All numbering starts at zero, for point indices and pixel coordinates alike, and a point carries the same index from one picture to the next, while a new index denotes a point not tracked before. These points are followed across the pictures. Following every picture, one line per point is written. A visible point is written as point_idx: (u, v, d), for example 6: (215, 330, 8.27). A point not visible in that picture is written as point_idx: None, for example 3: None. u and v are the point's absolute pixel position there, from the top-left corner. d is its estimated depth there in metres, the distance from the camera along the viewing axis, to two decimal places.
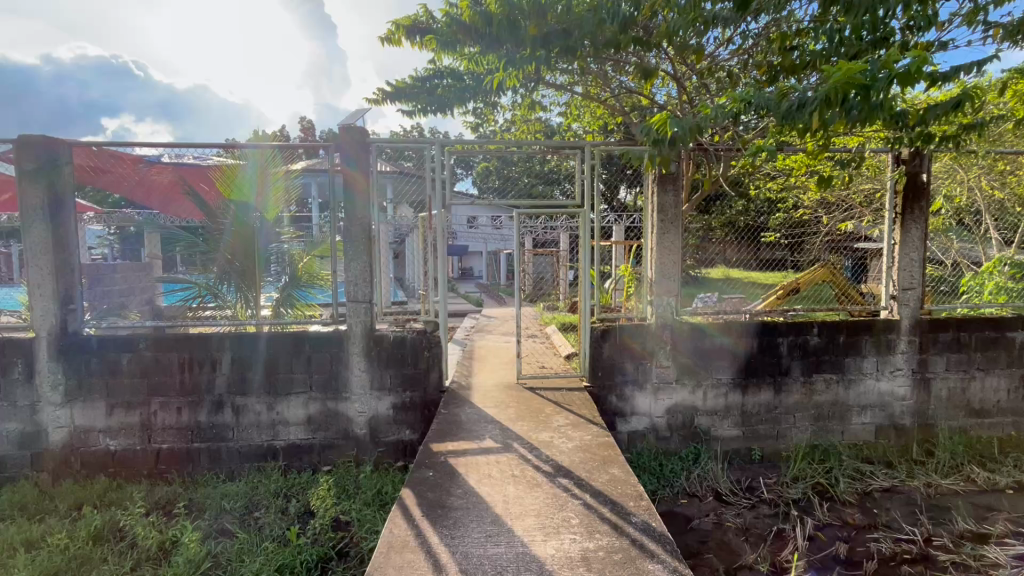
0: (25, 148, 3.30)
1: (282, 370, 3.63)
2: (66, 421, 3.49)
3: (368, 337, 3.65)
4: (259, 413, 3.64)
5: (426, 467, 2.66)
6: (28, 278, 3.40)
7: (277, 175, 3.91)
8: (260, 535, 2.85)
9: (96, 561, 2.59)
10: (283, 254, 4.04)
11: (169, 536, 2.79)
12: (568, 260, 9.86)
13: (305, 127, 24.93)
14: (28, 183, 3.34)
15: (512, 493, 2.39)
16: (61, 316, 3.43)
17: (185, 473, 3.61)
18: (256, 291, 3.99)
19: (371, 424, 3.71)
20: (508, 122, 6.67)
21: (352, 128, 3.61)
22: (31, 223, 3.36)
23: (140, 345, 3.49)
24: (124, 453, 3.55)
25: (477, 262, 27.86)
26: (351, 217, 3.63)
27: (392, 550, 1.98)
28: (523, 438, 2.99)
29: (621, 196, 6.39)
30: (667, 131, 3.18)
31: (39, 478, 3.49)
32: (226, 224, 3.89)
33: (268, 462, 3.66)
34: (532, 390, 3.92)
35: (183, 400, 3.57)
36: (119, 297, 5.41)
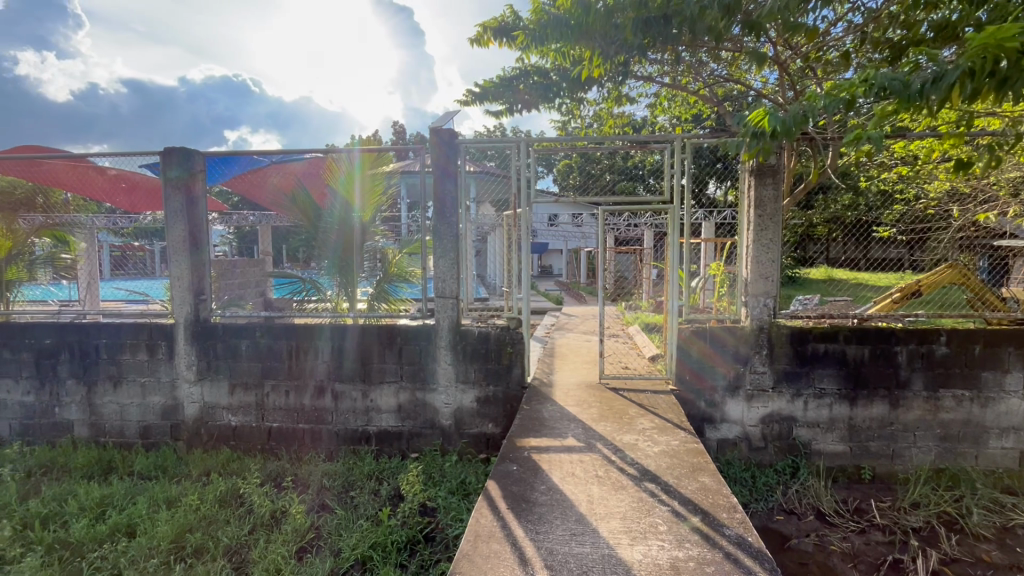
0: (169, 158, 3.80)
1: (375, 361, 3.87)
2: (197, 398, 3.97)
3: (454, 331, 3.78)
4: (355, 400, 3.91)
5: (510, 461, 2.71)
6: (170, 272, 3.91)
7: (372, 177, 4.18)
8: (356, 513, 3.05)
9: (220, 522, 2.92)
10: (377, 252, 4.32)
11: (278, 506, 3.09)
12: (652, 259, 9.58)
13: (397, 131, 26.35)
14: (172, 189, 3.84)
15: (597, 494, 2.37)
16: (195, 306, 3.91)
17: (291, 450, 3.96)
18: (352, 286, 4.27)
19: (456, 416, 3.84)
20: (593, 118, 6.61)
21: (441, 131, 3.76)
22: (172, 223, 3.86)
23: (256, 332, 3.89)
24: (242, 429, 3.98)
25: (556, 261, 27.95)
26: (439, 216, 3.78)
27: (480, 539, 2.04)
28: (607, 439, 2.95)
29: (712, 190, 6.07)
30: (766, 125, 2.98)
31: (176, 445, 4.01)
32: (326, 223, 4.22)
33: (362, 446, 3.93)
34: (615, 390, 3.85)
35: (291, 383, 3.92)
36: (239, 290, 6.06)
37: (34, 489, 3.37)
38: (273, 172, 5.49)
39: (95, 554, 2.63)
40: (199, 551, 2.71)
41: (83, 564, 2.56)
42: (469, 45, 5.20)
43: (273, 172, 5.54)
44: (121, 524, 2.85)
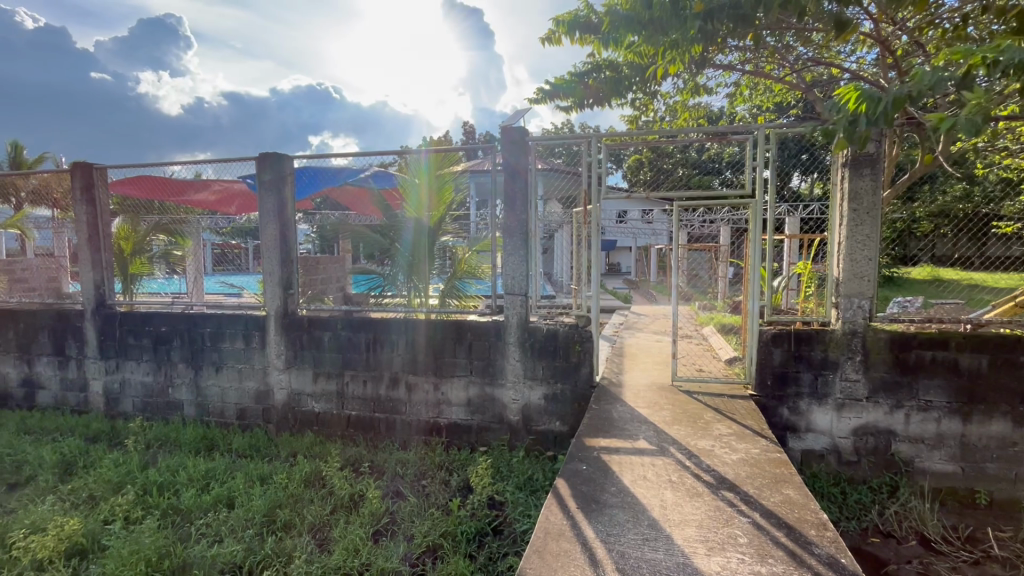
0: (263, 163, 4.12)
1: (447, 355, 3.98)
2: (286, 384, 4.28)
3: (523, 327, 3.80)
4: (427, 392, 4.05)
5: (579, 460, 2.68)
6: (264, 267, 4.25)
7: (443, 177, 4.31)
8: (428, 502, 3.16)
9: (306, 500, 3.14)
10: (448, 250, 4.45)
11: (357, 489, 3.26)
12: (729, 256, 9.11)
13: (467, 131, 26.94)
14: (265, 191, 4.17)
15: (671, 499, 2.28)
16: (283, 300, 4.22)
17: (368, 438, 4.18)
18: (425, 283, 4.41)
19: (524, 412, 3.87)
20: (668, 110, 6.39)
21: (512, 129, 3.79)
22: (266, 222, 4.19)
23: (337, 325, 4.14)
24: (325, 415, 4.24)
25: (625, 258, 27.37)
26: (510, 213, 3.82)
27: (549, 537, 2.04)
28: (681, 444, 2.84)
29: (796, 182, 5.66)
30: (858, 105, 2.68)
31: (268, 427, 4.35)
32: (402, 222, 4.40)
33: (433, 437, 4.06)
34: (688, 393, 3.70)
35: (368, 374, 4.13)
36: (322, 285, 6.47)
37: (152, 459, 3.80)
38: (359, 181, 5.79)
39: (201, 521, 2.92)
40: (287, 526, 2.93)
41: (191, 529, 2.85)
42: (540, 42, 5.20)
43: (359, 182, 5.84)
44: (222, 497, 3.14)
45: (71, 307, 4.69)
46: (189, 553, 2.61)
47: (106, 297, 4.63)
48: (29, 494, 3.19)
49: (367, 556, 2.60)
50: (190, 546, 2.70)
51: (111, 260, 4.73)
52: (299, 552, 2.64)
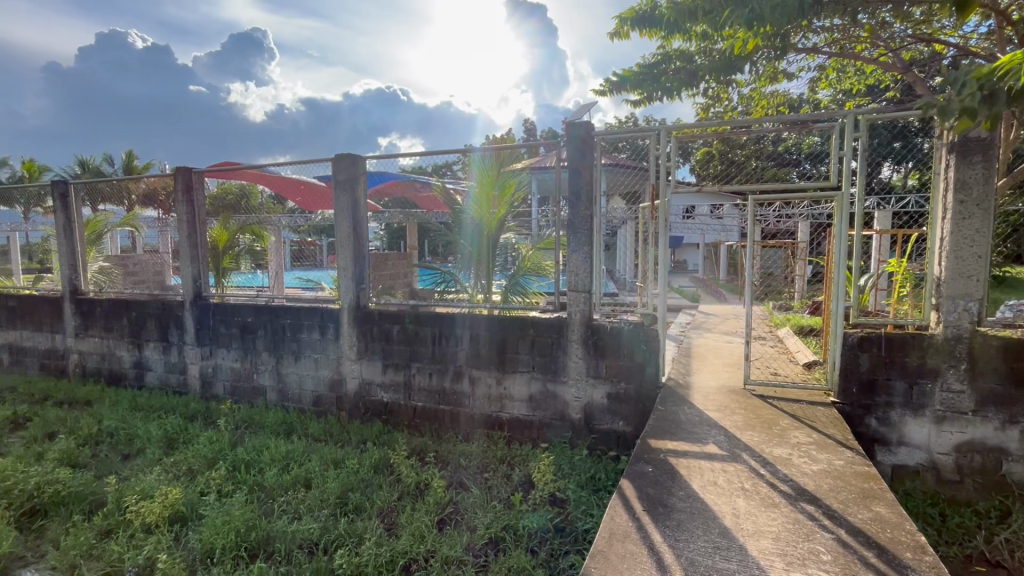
0: (338, 163, 4.34)
1: (510, 350, 4.01)
2: (358, 374, 4.49)
3: (587, 325, 3.76)
4: (490, 386, 4.10)
5: (645, 462, 2.61)
6: (339, 263, 4.49)
7: (507, 174, 4.34)
8: (490, 495, 3.20)
9: (375, 486, 3.28)
10: (511, 247, 4.49)
11: (423, 478, 3.37)
12: (808, 253, 8.52)
13: (528, 128, 27.05)
14: (340, 191, 4.39)
15: (744, 508, 2.17)
16: (356, 294, 4.44)
17: (433, 429, 4.30)
18: (488, 279, 4.47)
19: (586, 410, 3.82)
20: (743, 98, 6.08)
21: (578, 124, 3.75)
22: (340, 219, 4.42)
23: (405, 319, 4.29)
24: (393, 405, 4.42)
25: (692, 255, 26.42)
26: (574, 209, 3.78)
27: (614, 538, 2.01)
28: (754, 450, 2.69)
29: (889, 172, 5.20)
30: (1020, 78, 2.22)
31: (340, 414, 4.59)
32: (468, 220, 4.46)
33: (495, 431, 4.11)
34: (762, 398, 3.50)
35: (433, 366, 4.26)
36: (390, 280, 6.73)
37: (239, 438, 4.13)
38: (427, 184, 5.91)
39: (283, 498, 3.13)
40: (359, 509, 3.08)
41: (274, 505, 3.07)
42: (608, 36, 5.12)
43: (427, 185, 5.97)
44: (300, 477, 3.35)
45: (173, 298, 5.19)
46: (272, 528, 2.81)
47: (202, 289, 5.07)
48: (140, 464, 3.57)
49: (432, 543, 2.68)
50: (273, 521, 2.91)
51: (206, 255, 5.17)
52: (369, 535, 2.76)
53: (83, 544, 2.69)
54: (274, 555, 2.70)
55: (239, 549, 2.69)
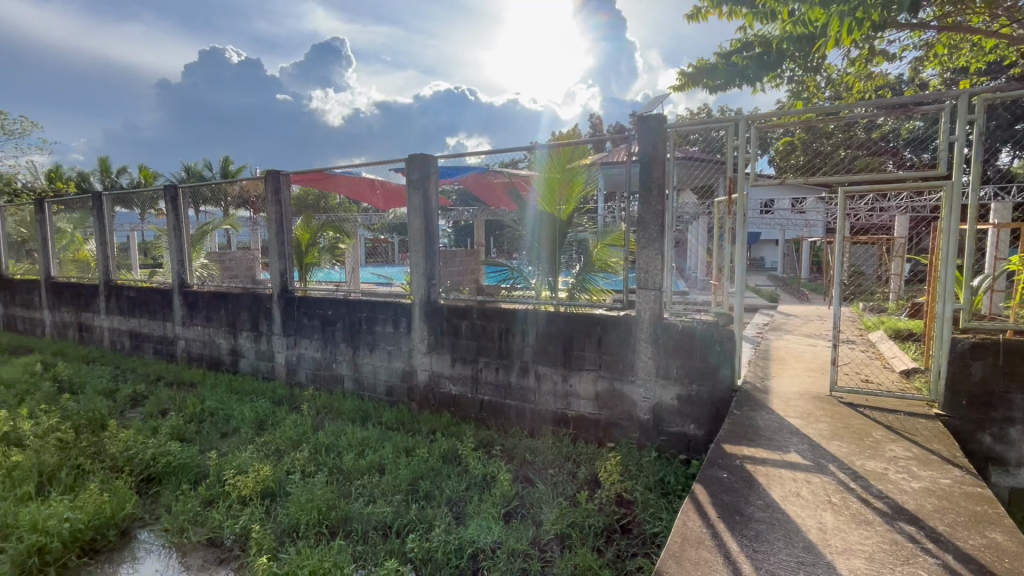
0: (411, 163, 4.51)
1: (576, 348, 3.99)
2: (427, 367, 4.65)
3: (657, 324, 3.65)
4: (556, 383, 4.10)
5: (720, 468, 2.50)
6: (411, 260, 4.66)
7: (575, 170, 4.30)
8: (556, 491, 3.19)
9: (444, 475, 3.38)
10: (579, 244, 4.44)
11: (489, 470, 3.42)
12: (906, 250, 7.78)
13: (595, 123, 26.66)
14: (412, 190, 4.57)
15: (831, 523, 2.02)
16: (427, 289, 4.60)
17: (499, 423, 4.36)
18: (555, 275, 4.46)
19: (655, 411, 3.72)
20: (835, 82, 5.67)
21: (649, 117, 3.65)
22: (413, 218, 4.60)
23: (473, 314, 4.39)
24: (460, 397, 4.53)
25: (769, 252, 24.91)
26: (645, 204, 3.68)
27: (686, 543, 1.95)
28: (843, 462, 2.49)
29: (1009, 158, 4.63)
30: None
31: (411, 405, 4.78)
32: (536, 218, 4.46)
33: (561, 428, 4.10)
34: (851, 406, 3.24)
35: (500, 361, 4.32)
36: (458, 276, 6.89)
37: (320, 423, 4.42)
38: (495, 176, 5.92)
39: (359, 482, 3.31)
40: (428, 496, 3.20)
41: (352, 488, 3.25)
42: (686, 20, 4.96)
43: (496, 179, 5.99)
44: (374, 463, 3.53)
45: (263, 291, 5.63)
46: (350, 509, 2.98)
47: (288, 283, 5.46)
48: (236, 442, 3.92)
49: (499, 535, 2.73)
50: (350, 502, 3.09)
51: (292, 252, 5.56)
52: (439, 522, 2.86)
53: (189, 511, 3.00)
54: (351, 534, 2.87)
55: (321, 525, 2.88)
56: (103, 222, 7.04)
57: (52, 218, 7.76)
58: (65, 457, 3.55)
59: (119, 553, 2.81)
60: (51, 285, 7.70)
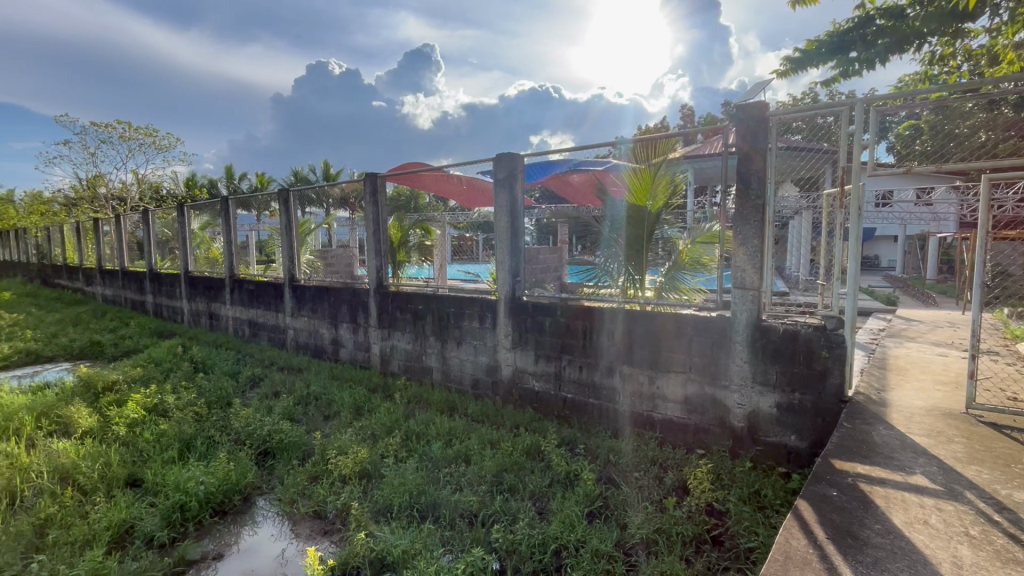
0: (498, 162, 4.60)
1: (665, 348, 3.85)
2: (511, 362, 4.73)
3: (754, 326, 3.42)
4: (642, 384, 3.99)
5: (829, 485, 2.29)
6: (497, 257, 4.77)
7: (663, 165, 4.14)
8: (641, 495, 3.11)
9: (528, 470, 3.42)
10: (667, 241, 4.34)
11: (572, 468, 3.41)
12: None
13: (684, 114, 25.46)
14: (500, 189, 4.68)
15: (970, 559, 1.77)
16: (512, 286, 4.67)
17: (582, 421, 4.33)
18: (642, 273, 4.34)
19: (751, 419, 3.49)
20: (980, 52, 4.94)
21: (750, 104, 3.41)
22: (499, 216, 4.69)
23: (557, 312, 4.39)
24: (543, 394, 4.56)
25: (885, 250, 22.36)
26: (742, 198, 3.46)
27: (790, 563, 1.81)
28: (983, 490, 2.18)
29: None
30: None
31: (495, 399, 4.88)
32: (620, 214, 4.35)
33: (646, 430, 3.98)
34: (994, 427, 2.81)
35: (584, 360, 4.28)
36: (541, 274, 6.93)
37: (411, 411, 4.65)
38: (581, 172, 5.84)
39: (446, 470, 3.45)
40: (513, 489, 3.25)
41: (440, 475, 3.40)
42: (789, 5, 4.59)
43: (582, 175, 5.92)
44: (461, 453, 3.66)
45: (362, 285, 6.05)
46: (438, 495, 3.12)
47: (384, 279, 5.80)
48: (337, 424, 4.26)
49: (582, 533, 2.70)
50: (439, 488, 3.22)
51: (386, 250, 5.89)
52: (523, 515, 2.90)
53: (299, 485, 3.30)
54: (440, 519, 3.00)
55: (412, 508, 3.04)
56: (229, 223, 7.94)
57: (189, 219, 8.89)
58: (200, 429, 4.06)
59: (243, 515, 3.16)
60: (188, 279, 8.85)
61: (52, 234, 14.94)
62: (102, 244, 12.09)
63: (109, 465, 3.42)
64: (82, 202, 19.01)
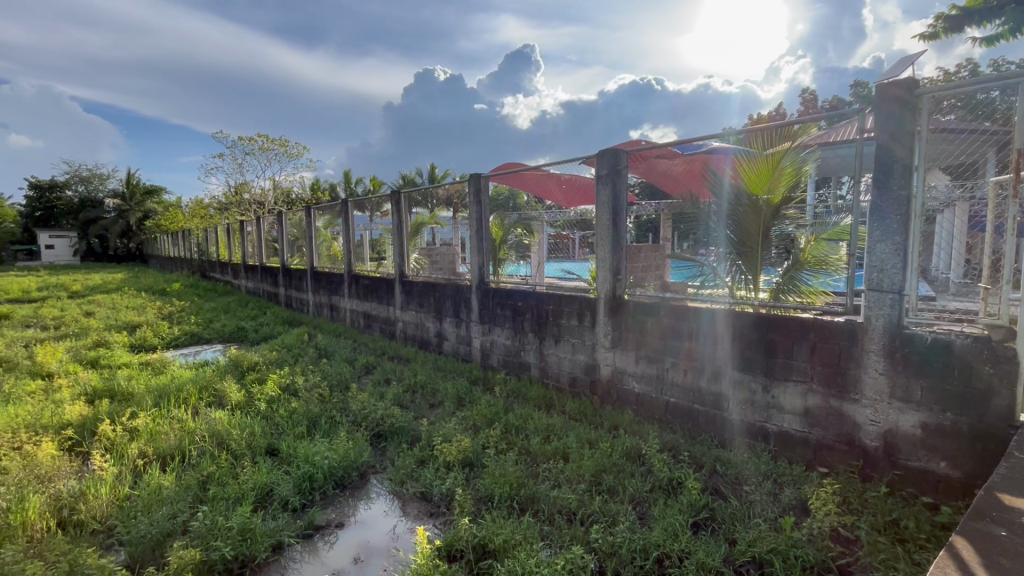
0: (601, 159, 4.54)
1: (782, 355, 3.54)
2: (611, 362, 4.64)
3: (894, 334, 3.01)
4: (754, 392, 3.70)
5: (994, 522, 1.96)
6: (597, 255, 4.72)
7: (783, 153, 3.81)
8: (753, 510, 2.89)
9: (628, 473, 3.34)
10: (787, 238, 3.95)
11: (676, 475, 3.26)
12: None
13: (804, 98, 23.13)
14: (601, 185, 4.61)
15: None
16: (612, 284, 4.59)
17: (685, 428, 4.12)
18: (755, 273, 4.02)
19: (888, 439, 3.09)
20: None
21: (895, 82, 3.00)
22: (601, 213, 4.63)
23: (660, 312, 4.23)
24: (644, 396, 4.42)
25: None
26: (882, 190, 3.07)
27: None
28: None
29: None
30: None
31: (593, 398, 4.83)
32: (732, 204, 4.08)
33: (759, 443, 3.69)
34: None
35: (689, 364, 4.07)
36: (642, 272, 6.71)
37: (509, 405, 4.76)
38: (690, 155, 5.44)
39: (545, 466, 3.48)
40: (612, 491, 3.20)
41: (538, 470, 3.44)
42: None
43: (694, 158, 5.50)
44: (559, 450, 3.67)
45: (464, 281, 6.30)
46: (537, 489, 3.16)
47: (485, 275, 5.98)
48: (441, 413, 4.49)
49: (687, 544, 2.58)
50: (537, 483, 3.27)
51: (488, 247, 6.08)
52: (623, 518, 2.83)
53: (408, 467, 3.54)
54: (539, 513, 3.04)
55: (512, 500, 3.12)
56: (348, 223, 8.69)
57: (315, 220, 9.88)
58: (324, 409, 4.51)
59: (359, 490, 3.46)
60: (314, 274, 9.85)
61: (208, 234, 17.46)
62: (246, 242, 13.88)
63: (253, 435, 3.93)
64: (231, 206, 21.99)
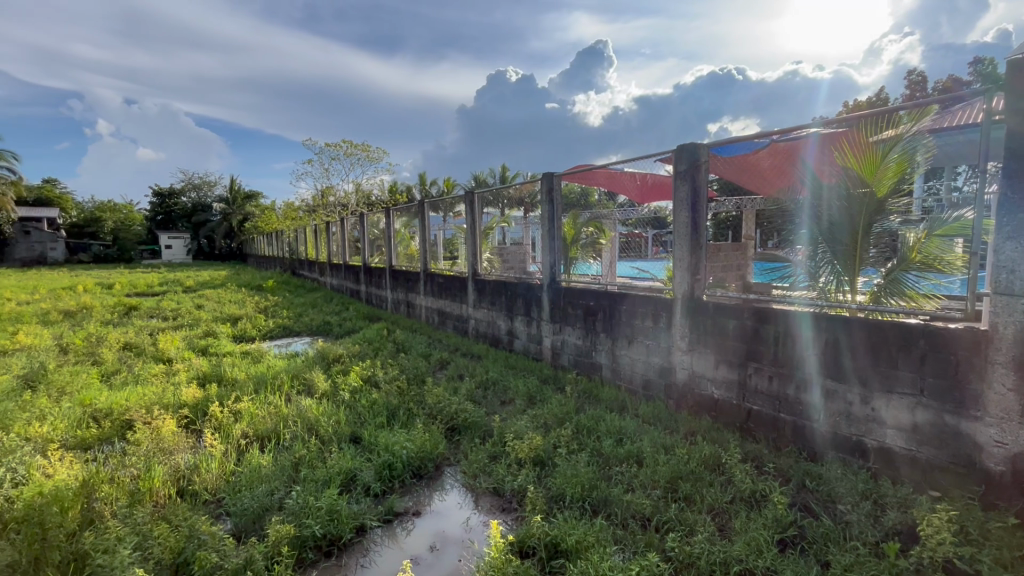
0: (679, 154, 4.37)
1: (885, 364, 3.22)
2: (688, 365, 4.45)
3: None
4: (851, 403, 3.39)
5: None
6: (675, 254, 4.55)
7: (891, 143, 3.45)
8: (849, 532, 2.65)
9: (707, 482, 3.19)
10: (891, 235, 3.59)
11: (759, 488, 3.06)
12: None
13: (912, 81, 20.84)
14: (680, 181, 4.44)
15: None
16: (690, 285, 4.40)
17: (771, 438, 3.86)
18: (854, 273, 3.69)
19: (1018, 464, 2.71)
20: None
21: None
22: (679, 211, 4.46)
23: (743, 314, 4.00)
24: (723, 403, 4.20)
25: None
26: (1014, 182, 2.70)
27: None
28: None
29: None
30: None
31: (668, 402, 4.67)
32: (828, 200, 3.78)
33: (856, 459, 3.38)
34: None
35: (775, 370, 3.81)
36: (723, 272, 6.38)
37: (581, 405, 4.72)
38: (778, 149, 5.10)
39: (618, 469, 3.41)
40: (689, 500, 3.07)
41: (611, 473, 3.38)
42: None
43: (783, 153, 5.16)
44: (633, 454, 3.58)
45: (536, 280, 6.33)
46: (609, 492, 3.11)
47: (556, 274, 6.04)
48: (513, 410, 4.55)
49: (772, 562, 2.42)
50: (610, 485, 3.22)
51: (558, 246, 6.09)
52: (701, 529, 2.71)
53: (481, 462, 3.61)
54: (612, 517, 2.98)
55: (584, 501, 3.09)
56: (424, 223, 9.03)
57: (394, 220, 10.35)
58: (402, 401, 4.72)
59: (435, 481, 3.59)
60: (392, 272, 10.34)
61: (299, 235, 18.88)
62: (331, 242, 14.84)
63: (338, 423, 4.20)
64: (318, 209, 23.61)
